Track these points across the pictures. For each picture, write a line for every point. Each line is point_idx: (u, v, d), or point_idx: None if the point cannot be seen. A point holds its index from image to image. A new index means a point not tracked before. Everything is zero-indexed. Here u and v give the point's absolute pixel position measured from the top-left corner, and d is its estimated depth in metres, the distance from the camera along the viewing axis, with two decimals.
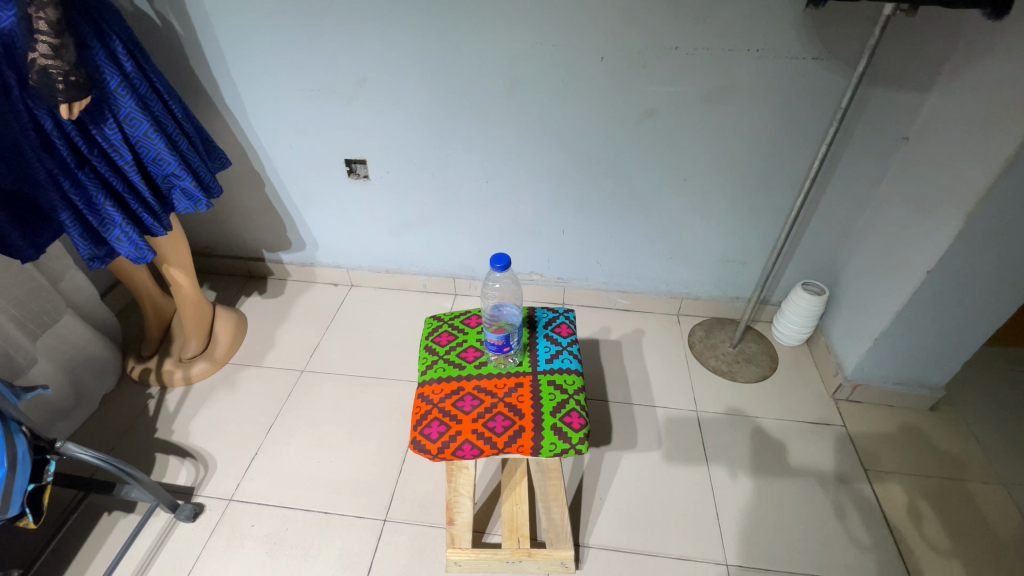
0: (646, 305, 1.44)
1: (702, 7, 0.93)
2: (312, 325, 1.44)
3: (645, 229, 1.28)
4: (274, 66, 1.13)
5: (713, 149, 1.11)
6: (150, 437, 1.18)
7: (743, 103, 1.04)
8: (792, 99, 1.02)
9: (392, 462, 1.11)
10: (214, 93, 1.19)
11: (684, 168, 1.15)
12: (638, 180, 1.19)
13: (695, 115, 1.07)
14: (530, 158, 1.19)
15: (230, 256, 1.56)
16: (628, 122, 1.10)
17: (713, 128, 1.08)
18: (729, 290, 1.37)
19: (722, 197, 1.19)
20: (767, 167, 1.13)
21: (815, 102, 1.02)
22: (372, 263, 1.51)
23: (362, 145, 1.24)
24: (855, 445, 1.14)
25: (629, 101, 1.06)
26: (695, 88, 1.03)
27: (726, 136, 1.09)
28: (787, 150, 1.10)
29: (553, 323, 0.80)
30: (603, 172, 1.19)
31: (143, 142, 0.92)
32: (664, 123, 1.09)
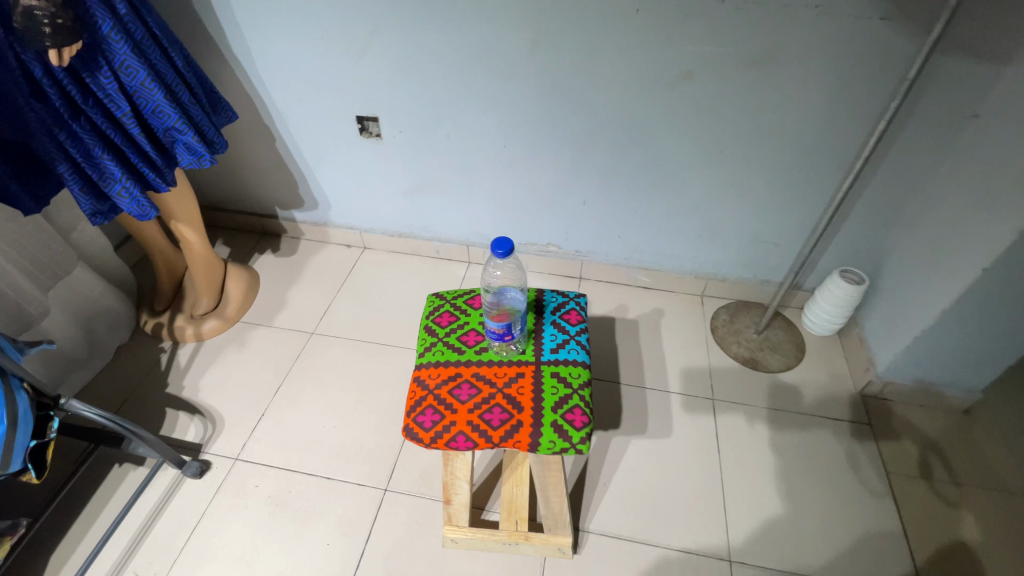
0: (668, 284, 1.36)
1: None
2: (323, 287, 1.41)
3: (672, 203, 1.19)
4: (281, 12, 1.05)
5: (754, 119, 1.01)
6: (161, 391, 1.19)
7: (791, 66, 0.92)
8: (850, 64, 0.90)
9: (396, 432, 1.10)
10: (219, 41, 1.13)
11: (719, 139, 1.05)
12: (669, 149, 1.09)
13: (737, 80, 0.96)
14: (551, 121, 1.10)
15: (243, 211, 1.53)
16: (660, 85, 0.99)
17: (755, 94, 0.97)
18: (759, 273, 1.28)
19: (759, 171, 1.09)
20: (814, 141, 1.02)
21: (877, 69, 0.89)
22: (384, 226, 1.46)
23: (374, 100, 1.16)
24: (878, 446, 1.07)
25: (664, 62, 0.96)
26: (738, 48, 0.92)
27: (770, 104, 0.98)
28: (839, 122, 0.98)
29: (562, 309, 0.74)
30: (631, 141, 1.10)
31: (140, 92, 0.88)
32: (701, 86, 0.98)
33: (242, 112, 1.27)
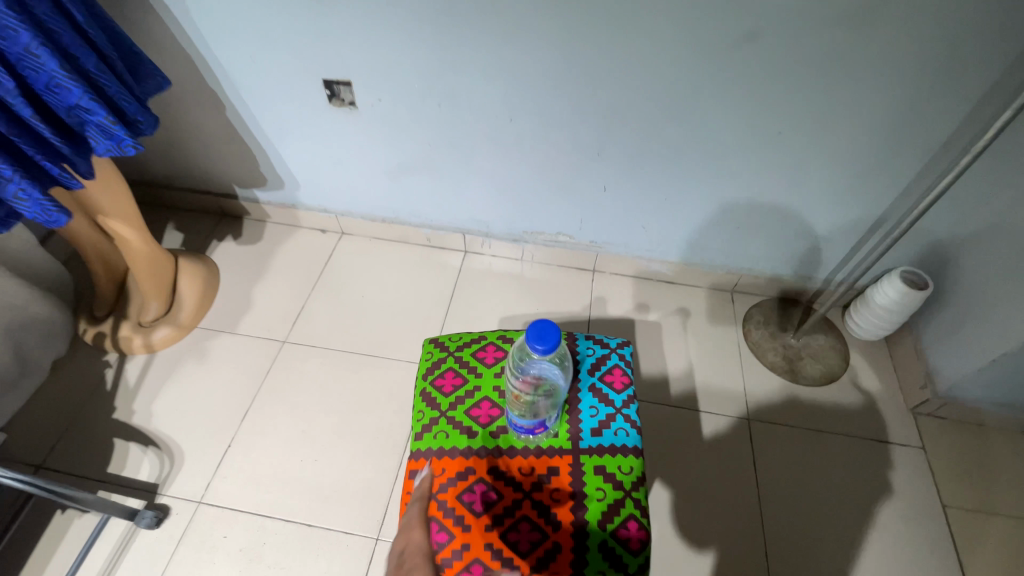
0: (695, 279, 1.19)
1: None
2: (296, 283, 1.21)
3: (711, 191, 1.00)
4: None
5: (826, 94, 0.81)
6: (107, 417, 1.01)
7: (890, 27, 0.71)
8: (967, 26, 0.69)
9: (388, 466, 0.95)
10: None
11: (781, 118, 0.85)
12: (715, 128, 0.89)
13: (815, 44, 0.75)
14: (571, 91, 0.88)
15: (196, 190, 1.30)
16: (715, 49, 0.78)
17: (836, 62, 0.76)
18: (801, 268, 1.12)
19: (822, 157, 0.90)
20: (898, 122, 0.82)
21: (1002, 33, 0.69)
22: (364, 210, 1.25)
23: (347, 62, 0.92)
24: (934, 473, 0.96)
25: (724, 19, 0.74)
26: (826, 2, 0.70)
27: (853, 74, 0.78)
28: (934, 100, 0.78)
29: (601, 375, 0.72)
30: (669, 118, 0.89)
31: (25, 61, 0.66)
32: (769, 51, 0.77)
33: (180, 73, 1.01)
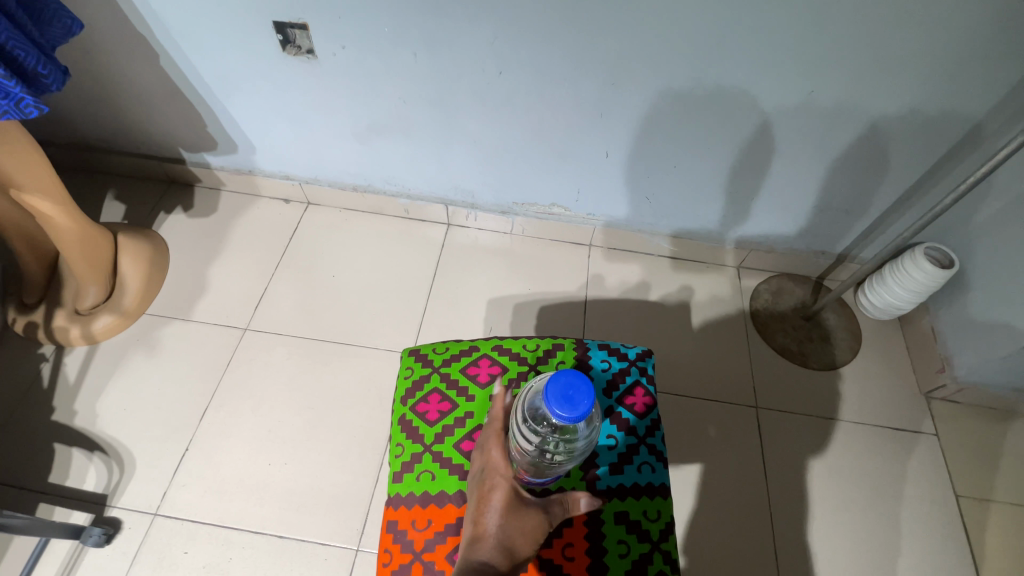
0: (699, 254, 1.10)
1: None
2: (257, 261, 1.08)
3: (728, 159, 0.89)
4: None
5: (870, 47, 0.69)
6: (45, 418, 0.89)
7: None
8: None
9: (367, 468, 0.86)
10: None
11: (816, 76, 0.74)
12: (739, 86, 0.77)
13: None
14: (573, 39, 0.74)
15: (136, 154, 1.13)
16: None
17: (893, 9, 0.65)
18: (815, 243, 1.03)
19: (856, 120, 0.79)
20: (948, 81, 0.72)
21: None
22: (332, 177, 1.10)
23: (303, 0, 0.77)
24: (948, 462, 0.91)
25: None
26: None
27: (911, 22, 0.66)
28: (996, 54, 0.68)
29: (620, 398, 0.64)
30: (688, 74, 0.76)
31: None
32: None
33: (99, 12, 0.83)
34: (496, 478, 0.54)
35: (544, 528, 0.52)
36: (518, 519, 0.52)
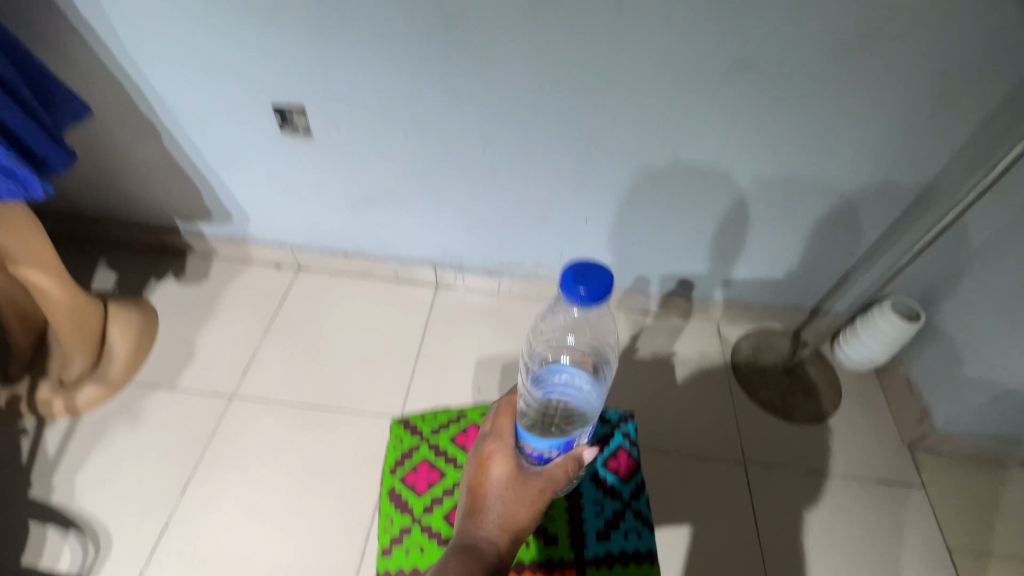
0: (680, 310, 1.13)
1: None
2: (247, 326, 1.09)
3: (700, 222, 0.95)
4: None
5: (816, 123, 0.78)
6: (20, 496, 0.87)
7: (885, 54, 0.69)
8: (962, 52, 0.68)
9: (355, 539, 0.84)
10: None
11: (772, 146, 0.81)
12: (704, 158, 0.84)
13: (806, 71, 0.72)
14: (551, 119, 0.82)
15: (131, 224, 1.16)
16: (704, 79, 0.74)
17: (832, 89, 0.74)
18: (789, 298, 1.08)
19: (813, 185, 0.86)
20: (888, 151, 0.80)
21: (994, 59, 0.68)
22: (323, 243, 1.14)
23: (303, 86, 0.84)
24: (938, 515, 0.92)
25: (712, 45, 0.71)
26: (814, 29, 0.68)
27: (849, 100, 0.75)
28: (924, 128, 0.76)
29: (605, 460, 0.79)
30: (657, 147, 0.84)
31: None
32: (762, 78, 0.73)
33: (113, 96, 0.90)
34: (497, 445, 0.59)
35: (544, 502, 0.56)
36: (518, 486, 0.56)
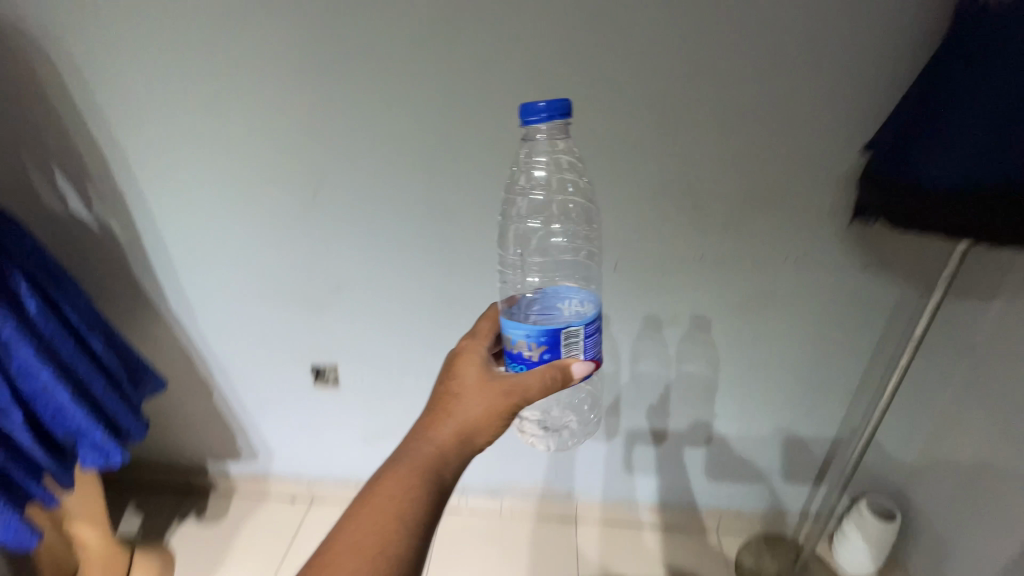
0: (671, 520, 1.22)
1: (714, 219, 0.90)
2: (261, 565, 1.13)
3: (665, 433, 1.12)
4: (239, 274, 1.06)
5: (730, 352, 1.02)
6: None
7: (757, 305, 0.97)
8: (815, 302, 0.95)
9: None
10: (182, 298, 1.11)
11: (701, 371, 1.04)
12: (653, 382, 1.07)
13: (711, 321, 0.99)
14: None
15: (167, 468, 1.29)
16: (640, 330, 1.01)
17: (734, 333, 1.00)
18: (768, 500, 1.17)
19: (747, 396, 1.06)
20: (795, 369, 1.02)
21: (843, 306, 0.95)
22: (338, 475, 1.25)
23: (334, 348, 1.11)
24: None
25: (638, 308, 0.99)
26: (703, 294, 0.96)
27: (746, 336, 1.00)
28: (814, 351, 1.00)
29: None
30: (617, 380, 1.06)
31: (41, 395, 0.79)
32: (681, 329, 1.00)
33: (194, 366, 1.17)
34: (470, 356, 0.67)
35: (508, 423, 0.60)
36: (485, 386, 0.62)
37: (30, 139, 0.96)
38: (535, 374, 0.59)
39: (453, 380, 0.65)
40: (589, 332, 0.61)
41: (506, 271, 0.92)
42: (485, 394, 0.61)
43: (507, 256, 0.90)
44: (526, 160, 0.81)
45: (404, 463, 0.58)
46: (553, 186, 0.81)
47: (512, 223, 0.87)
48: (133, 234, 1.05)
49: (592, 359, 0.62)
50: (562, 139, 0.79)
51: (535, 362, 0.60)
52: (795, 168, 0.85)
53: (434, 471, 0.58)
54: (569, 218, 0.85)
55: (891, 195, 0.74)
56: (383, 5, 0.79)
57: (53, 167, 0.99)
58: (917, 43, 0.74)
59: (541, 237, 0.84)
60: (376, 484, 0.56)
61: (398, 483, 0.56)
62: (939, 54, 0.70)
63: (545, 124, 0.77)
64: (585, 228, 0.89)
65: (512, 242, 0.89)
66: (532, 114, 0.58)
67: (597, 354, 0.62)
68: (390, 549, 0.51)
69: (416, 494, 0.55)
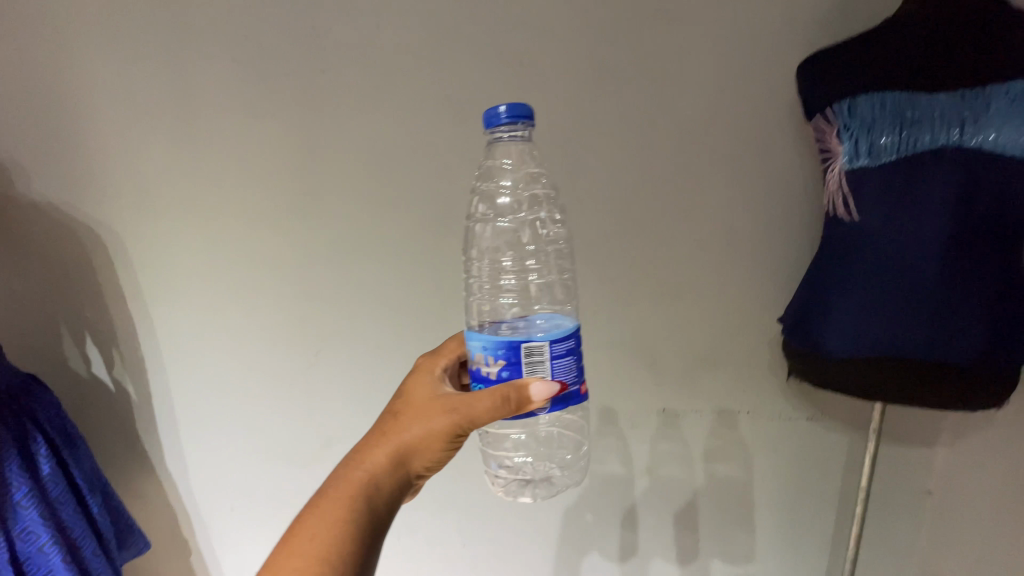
0: None
1: (634, 374, 1.13)
2: None
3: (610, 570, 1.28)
4: (235, 432, 1.22)
5: (659, 488, 1.22)
6: None
7: (680, 450, 1.19)
8: (724, 447, 1.18)
9: None
10: (179, 454, 1.24)
11: (637, 510, 1.23)
12: (597, 523, 1.24)
13: (641, 461, 1.20)
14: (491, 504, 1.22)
15: None
16: (587, 474, 1.20)
17: (662, 473, 1.21)
18: None
19: (675, 531, 1.25)
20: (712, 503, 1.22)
21: (744, 451, 1.19)
22: None
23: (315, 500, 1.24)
24: None
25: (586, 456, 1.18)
26: (634, 441, 1.18)
27: (678, 467, 1.20)
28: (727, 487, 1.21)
29: None
30: (563, 521, 1.24)
31: (34, 557, 0.86)
32: (615, 470, 1.20)
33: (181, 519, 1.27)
34: (428, 380, 0.79)
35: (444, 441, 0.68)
36: (434, 405, 0.71)
37: (73, 315, 1.14)
38: (488, 393, 0.64)
39: (401, 408, 0.74)
40: (555, 352, 0.65)
41: (474, 289, 1.02)
42: (426, 416, 0.70)
43: (475, 271, 1.01)
44: (490, 190, 0.93)
45: (343, 483, 0.65)
46: (519, 210, 0.93)
47: (482, 249, 0.99)
48: (147, 395, 1.20)
49: (559, 380, 0.65)
50: (525, 174, 0.94)
51: (495, 379, 0.66)
52: (692, 341, 1.11)
53: (370, 490, 0.65)
54: (540, 245, 0.98)
55: (814, 363, 0.92)
56: (387, 222, 1.08)
57: (87, 338, 1.15)
58: (785, 257, 1.06)
59: (516, 260, 0.96)
60: (316, 505, 0.63)
61: (337, 502, 0.62)
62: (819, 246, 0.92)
63: (512, 161, 0.92)
64: (558, 260, 1.01)
65: (478, 256, 1.00)
66: (495, 118, 0.69)
67: (565, 376, 0.65)
68: (320, 565, 0.57)
69: (351, 513, 0.62)
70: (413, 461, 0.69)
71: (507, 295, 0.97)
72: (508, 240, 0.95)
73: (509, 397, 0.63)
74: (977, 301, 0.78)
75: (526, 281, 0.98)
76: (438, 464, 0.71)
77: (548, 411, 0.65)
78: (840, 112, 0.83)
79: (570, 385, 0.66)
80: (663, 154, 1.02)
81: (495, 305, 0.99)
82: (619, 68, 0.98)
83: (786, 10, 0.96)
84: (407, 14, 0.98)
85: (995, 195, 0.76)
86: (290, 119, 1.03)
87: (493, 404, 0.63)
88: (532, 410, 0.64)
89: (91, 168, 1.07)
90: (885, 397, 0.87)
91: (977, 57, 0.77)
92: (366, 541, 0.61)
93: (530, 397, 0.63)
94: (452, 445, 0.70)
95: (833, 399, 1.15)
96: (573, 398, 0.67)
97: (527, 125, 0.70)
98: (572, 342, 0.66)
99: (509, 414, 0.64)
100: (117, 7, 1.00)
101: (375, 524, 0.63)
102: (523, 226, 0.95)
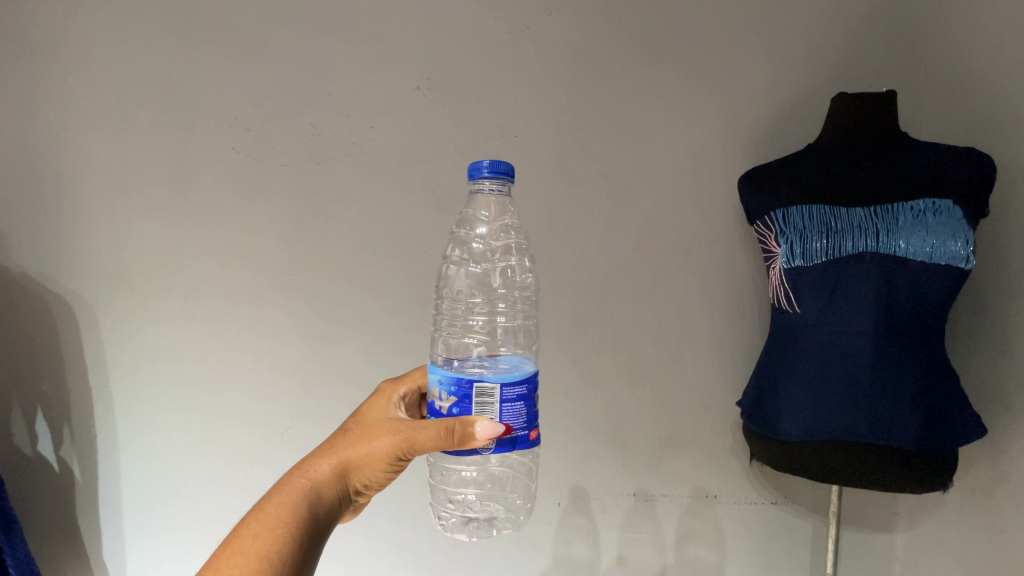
0: None
1: (603, 455, 1.15)
2: None
3: None
4: (182, 515, 1.15)
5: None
6: None
7: (651, 536, 1.18)
8: (695, 531, 1.18)
9: None
10: (115, 542, 1.15)
11: None
12: None
13: (614, 547, 1.18)
14: None
15: None
16: (558, 561, 1.17)
17: (635, 561, 1.19)
18: None
19: None
20: None
21: (715, 536, 1.19)
22: None
23: None
24: None
25: (556, 543, 1.16)
26: (604, 525, 1.17)
27: (648, 555, 1.18)
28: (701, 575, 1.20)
29: None
30: None
31: None
32: (588, 559, 1.18)
33: None
34: (385, 402, 0.79)
35: (386, 463, 0.68)
36: (383, 425, 0.70)
37: (28, 388, 1.10)
38: (434, 423, 0.62)
39: (354, 426, 0.74)
40: (506, 396, 0.62)
41: (443, 327, 0.96)
42: (374, 433, 0.69)
43: (444, 310, 0.96)
44: (466, 236, 0.93)
45: (288, 489, 0.64)
46: (491, 257, 0.92)
47: (454, 290, 0.94)
48: (92, 475, 1.14)
49: (506, 424, 0.61)
50: (501, 226, 0.94)
51: (446, 414, 0.63)
52: (659, 423, 1.15)
53: (312, 500, 0.64)
54: (511, 290, 0.96)
55: (769, 445, 0.97)
56: (366, 302, 1.12)
57: (37, 412, 1.11)
58: (741, 345, 1.14)
59: (487, 301, 0.91)
60: (258, 508, 0.61)
61: (280, 507, 0.61)
62: (772, 332, 1.01)
63: (490, 212, 0.93)
64: (523, 308, 1.00)
65: (448, 297, 0.95)
66: (478, 172, 0.69)
67: (513, 420, 0.62)
68: (254, 566, 0.55)
69: (291, 519, 0.60)
70: (358, 477, 0.68)
71: (474, 335, 0.90)
72: (479, 281, 0.91)
73: (453, 429, 0.60)
74: (909, 389, 0.86)
75: (495, 325, 0.92)
76: (379, 483, 0.70)
77: (493, 451, 0.62)
78: (774, 219, 0.96)
79: (518, 430, 0.63)
80: (626, 247, 1.12)
81: (462, 344, 0.91)
82: (586, 172, 1.10)
83: (728, 132, 1.12)
84: (399, 120, 1.09)
85: (910, 294, 0.87)
86: (282, 205, 1.10)
87: (437, 434, 0.61)
88: (474, 448, 0.61)
89: (77, 244, 1.10)
90: (834, 478, 0.92)
91: (882, 178, 0.91)
92: (303, 549, 0.59)
93: (474, 434, 0.60)
94: (394, 468, 0.69)
95: (796, 484, 1.18)
96: (520, 442, 0.63)
97: (507, 181, 0.70)
98: (526, 387, 0.63)
99: (451, 448, 0.61)
100: (128, 101, 1.08)
101: (313, 534, 0.61)
102: (495, 271, 0.93)
